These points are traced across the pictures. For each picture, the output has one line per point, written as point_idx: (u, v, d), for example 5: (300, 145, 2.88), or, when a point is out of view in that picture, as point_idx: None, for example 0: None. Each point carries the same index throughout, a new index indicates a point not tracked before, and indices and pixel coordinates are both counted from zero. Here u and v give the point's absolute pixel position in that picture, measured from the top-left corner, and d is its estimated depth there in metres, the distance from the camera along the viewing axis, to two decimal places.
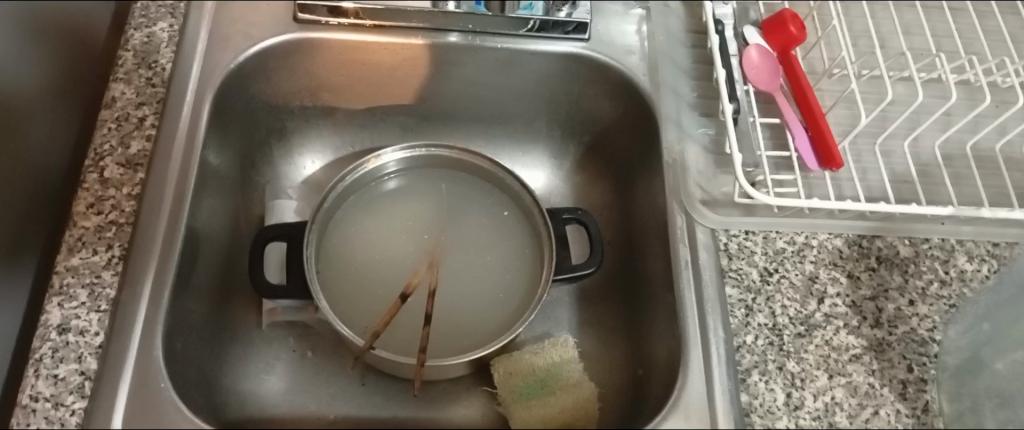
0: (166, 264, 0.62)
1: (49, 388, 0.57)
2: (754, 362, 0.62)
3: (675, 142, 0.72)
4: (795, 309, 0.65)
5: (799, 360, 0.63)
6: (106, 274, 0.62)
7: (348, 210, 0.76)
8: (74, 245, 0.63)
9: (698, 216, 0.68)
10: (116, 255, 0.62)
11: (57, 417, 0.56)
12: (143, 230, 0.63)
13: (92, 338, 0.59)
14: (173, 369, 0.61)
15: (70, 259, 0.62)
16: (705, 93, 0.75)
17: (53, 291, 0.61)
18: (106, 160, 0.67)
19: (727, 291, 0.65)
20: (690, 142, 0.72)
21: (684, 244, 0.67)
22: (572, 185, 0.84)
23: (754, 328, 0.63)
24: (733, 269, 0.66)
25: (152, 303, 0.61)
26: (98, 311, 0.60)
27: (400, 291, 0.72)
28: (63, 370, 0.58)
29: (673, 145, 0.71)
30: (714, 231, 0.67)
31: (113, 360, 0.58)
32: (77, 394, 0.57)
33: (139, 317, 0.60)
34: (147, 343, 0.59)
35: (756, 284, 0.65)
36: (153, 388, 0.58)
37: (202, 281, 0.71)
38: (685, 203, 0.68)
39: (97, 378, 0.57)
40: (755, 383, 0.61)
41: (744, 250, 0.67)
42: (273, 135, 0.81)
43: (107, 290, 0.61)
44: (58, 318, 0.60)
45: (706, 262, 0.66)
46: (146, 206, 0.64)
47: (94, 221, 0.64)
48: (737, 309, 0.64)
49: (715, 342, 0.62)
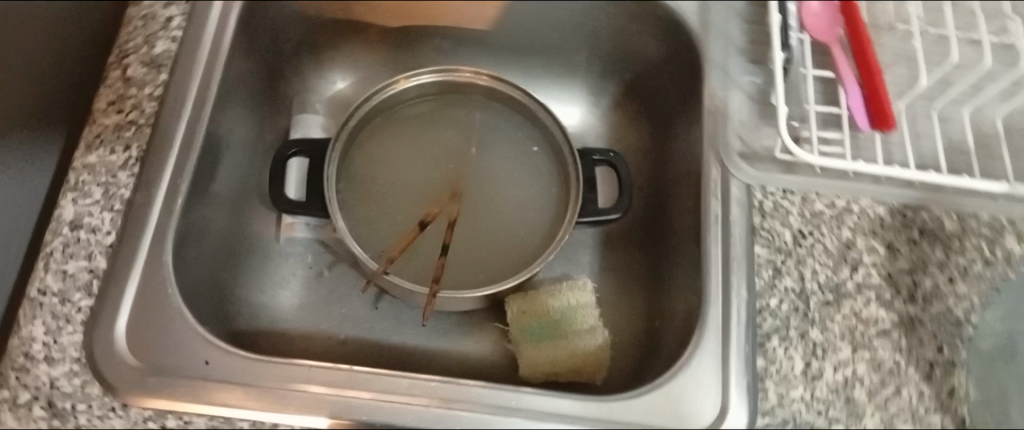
0: (181, 171, 0.62)
1: (58, 284, 0.57)
2: (775, 327, 0.59)
3: (718, 88, 0.67)
4: (826, 275, 0.62)
5: (824, 329, 0.60)
6: (122, 174, 0.60)
7: (375, 130, 0.74)
8: (91, 142, 0.62)
9: (734, 169, 0.64)
10: (133, 156, 0.61)
11: (63, 313, 0.56)
12: (161, 135, 0.62)
13: (103, 238, 0.58)
14: (182, 278, 0.61)
15: (87, 156, 0.61)
16: (756, 39, 0.70)
17: (68, 186, 0.60)
18: (130, 59, 0.65)
19: (755, 251, 0.62)
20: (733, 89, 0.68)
21: (716, 197, 0.64)
22: (607, 124, 0.82)
23: (780, 291, 0.61)
24: (765, 229, 0.62)
25: (166, 209, 0.60)
26: (110, 210, 0.59)
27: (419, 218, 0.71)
28: (73, 266, 0.57)
29: (715, 91, 0.67)
30: (750, 187, 0.64)
31: (123, 262, 0.58)
32: (85, 292, 0.56)
33: (151, 222, 0.59)
34: (157, 250, 0.59)
35: (788, 246, 0.62)
36: (161, 296, 0.58)
37: (221, 191, 0.69)
38: (722, 154, 0.65)
39: (106, 279, 0.57)
40: (774, 348, 0.59)
41: (780, 209, 0.63)
42: (303, 47, 0.79)
43: (121, 191, 0.60)
44: (71, 214, 0.59)
45: (737, 218, 0.63)
46: (167, 111, 0.63)
47: (113, 120, 0.62)
48: (764, 270, 0.61)
49: (736, 301, 0.60)
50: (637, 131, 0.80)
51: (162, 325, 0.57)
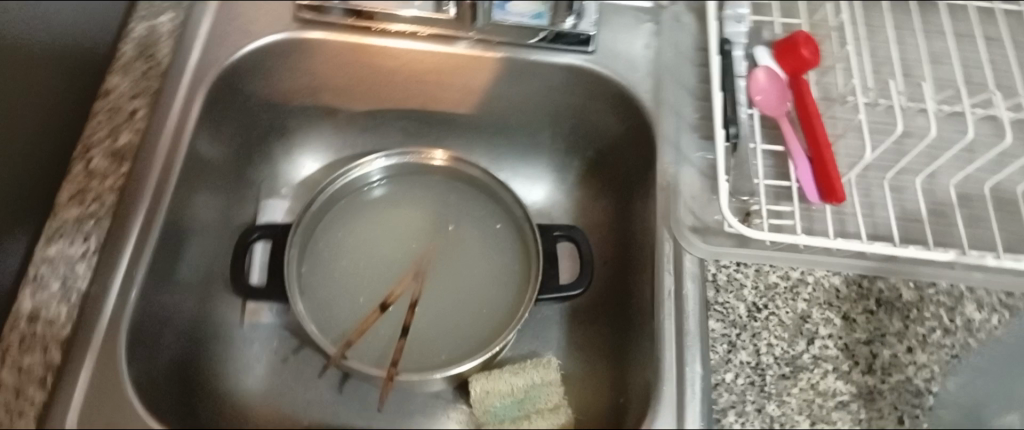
0: (137, 259, 0.62)
1: (13, 378, 0.57)
2: (731, 402, 0.59)
3: (670, 164, 0.69)
4: (782, 347, 0.61)
5: (781, 403, 0.60)
6: (80, 267, 0.62)
7: (339, 214, 0.76)
8: (53, 235, 0.64)
9: (686, 243, 0.65)
10: (92, 248, 0.63)
11: (17, 407, 0.56)
12: (119, 223, 0.63)
13: (59, 330, 0.59)
14: (137, 366, 0.61)
15: (47, 249, 0.63)
16: (708, 115, 0.72)
17: (27, 279, 0.62)
18: (93, 152, 0.68)
19: (709, 325, 0.61)
20: (685, 164, 0.69)
21: (669, 272, 0.64)
22: (572, 200, 0.82)
23: (735, 366, 0.60)
24: (719, 303, 0.62)
25: (121, 295, 0.60)
26: (68, 302, 0.61)
27: (382, 299, 0.71)
28: (28, 360, 0.58)
29: (667, 167, 0.68)
30: (703, 261, 0.64)
31: (76, 352, 0.58)
32: (39, 386, 0.57)
33: (104, 311, 0.60)
34: (110, 338, 0.59)
35: (743, 320, 0.62)
36: (114, 384, 0.57)
37: (185, 276, 0.70)
38: (674, 228, 0.65)
39: (59, 371, 0.58)
40: (730, 424, 0.59)
41: (733, 282, 0.63)
42: (273, 132, 0.81)
43: (79, 283, 0.61)
44: (29, 308, 0.60)
45: (692, 292, 0.63)
46: (127, 198, 0.64)
47: (75, 213, 0.65)
48: (718, 344, 0.61)
49: (692, 379, 0.60)
50: (600, 204, 0.80)
51: (112, 418, 0.56)
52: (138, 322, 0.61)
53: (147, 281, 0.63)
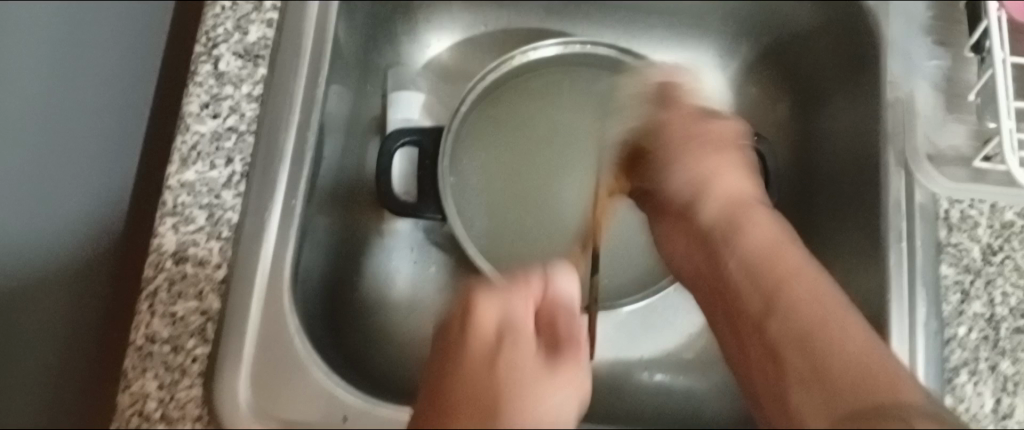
0: (294, 190, 0.54)
1: (167, 329, 0.50)
2: (963, 359, 0.53)
3: (901, 81, 0.60)
4: (1015, 294, 0.53)
5: (1016, 361, 0.52)
6: (226, 194, 0.53)
7: (513, 90, 0.67)
8: (187, 155, 0.54)
9: (922, 177, 0.57)
10: (238, 171, 0.54)
11: (177, 364, 0.49)
12: (267, 143, 0.55)
13: (213, 272, 0.51)
14: (305, 306, 0.55)
15: (183, 172, 0.54)
16: (946, 17, 0.62)
17: (166, 210, 0.53)
18: (220, 48, 0.56)
19: (941, 271, 0.55)
20: (918, 84, 0.60)
21: (897, 210, 0.58)
22: (743, 98, 0.74)
23: (969, 318, 0.54)
24: (952, 245, 0.55)
25: (280, 248, 0.53)
26: (218, 238, 0.52)
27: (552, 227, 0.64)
28: (182, 308, 0.51)
29: (899, 85, 0.60)
30: (937, 198, 0.57)
31: (238, 303, 0.51)
32: (199, 339, 0.50)
33: (265, 257, 0.53)
34: (276, 282, 0.52)
35: (977, 265, 0.54)
36: (284, 348, 0.50)
37: (328, 173, 0.60)
38: (906, 158, 0.58)
39: (221, 321, 0.51)
40: (962, 384, 0.52)
41: (967, 221, 0.56)
42: (398, 9, 0.68)
43: (228, 214, 0.53)
44: (172, 244, 0.52)
45: (921, 235, 0.56)
46: (269, 114, 0.55)
47: (208, 127, 0.55)
48: (949, 294, 0.54)
49: (922, 336, 0.54)
50: (783, 110, 0.72)
51: (291, 370, 0.50)
52: (304, 234, 0.55)
53: (309, 194, 0.56)
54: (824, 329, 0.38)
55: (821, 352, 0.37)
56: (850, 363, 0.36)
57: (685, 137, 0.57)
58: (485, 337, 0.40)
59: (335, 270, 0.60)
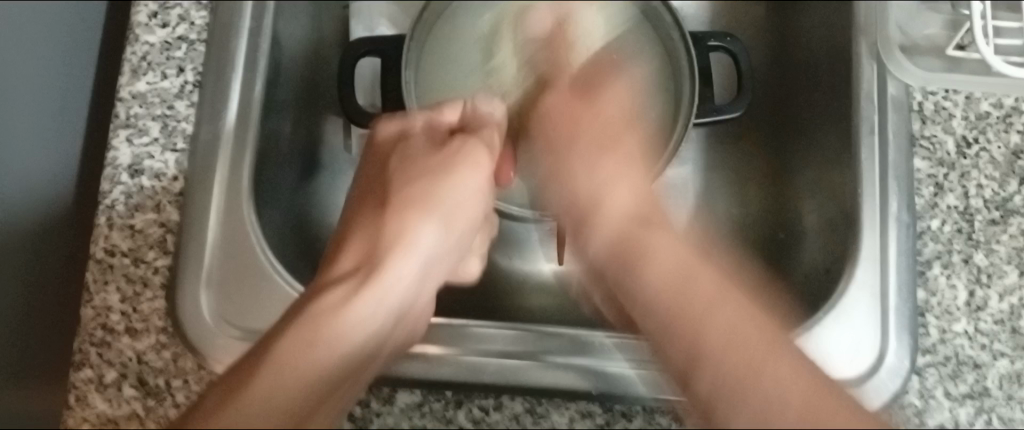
0: (249, 97, 0.53)
1: (127, 242, 0.50)
2: (936, 252, 0.52)
3: None
4: (991, 185, 0.51)
5: (989, 251, 0.50)
6: (180, 105, 0.52)
7: (479, 1, 0.65)
8: (137, 66, 0.53)
9: (895, 67, 0.56)
10: (190, 81, 0.53)
11: (138, 276, 0.49)
12: (219, 51, 0.54)
13: (171, 185, 0.51)
14: (267, 219, 0.54)
15: (135, 84, 0.53)
16: None
17: (120, 122, 0.52)
18: None
19: (914, 165, 0.54)
20: None
21: (869, 102, 0.56)
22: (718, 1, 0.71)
23: (943, 211, 0.52)
24: (927, 137, 0.54)
25: (235, 160, 0.52)
26: (174, 150, 0.51)
27: None
28: (140, 221, 0.50)
29: None
30: (910, 88, 0.55)
31: (195, 215, 0.50)
32: (159, 251, 0.49)
33: (222, 170, 0.51)
34: (235, 193, 0.51)
35: (951, 157, 0.53)
36: (247, 260, 0.50)
37: (287, 86, 0.59)
38: (880, 48, 0.57)
39: (180, 234, 0.50)
40: (935, 277, 0.51)
41: (942, 112, 0.54)
42: None
43: (183, 125, 0.52)
44: (127, 157, 0.51)
45: (894, 126, 0.55)
46: (221, 21, 0.54)
47: (159, 36, 0.54)
48: (924, 186, 0.53)
49: (896, 229, 0.52)
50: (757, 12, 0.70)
51: (254, 283, 0.49)
52: (262, 146, 0.54)
53: (265, 105, 0.54)
54: (699, 282, 0.40)
55: (730, 333, 0.36)
56: (735, 330, 0.37)
57: (584, 114, 0.53)
58: (334, 279, 0.43)
59: (298, 182, 0.59)
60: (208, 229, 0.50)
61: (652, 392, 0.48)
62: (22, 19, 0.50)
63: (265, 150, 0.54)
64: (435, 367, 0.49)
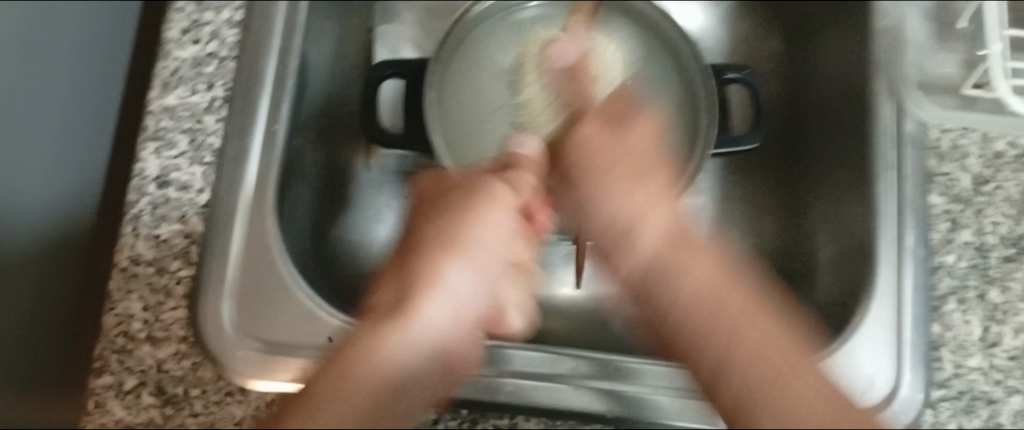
0: (276, 114, 0.54)
1: (151, 252, 0.50)
2: (951, 287, 0.52)
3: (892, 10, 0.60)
4: (1005, 224, 0.52)
5: (1003, 288, 0.51)
6: (208, 119, 0.53)
7: (503, 28, 0.67)
8: (168, 80, 0.54)
9: (912, 105, 0.57)
10: (219, 97, 0.54)
11: (161, 285, 0.50)
12: (248, 68, 0.55)
13: (196, 197, 0.52)
14: (290, 233, 0.55)
15: (166, 98, 0.54)
16: None
17: (149, 135, 0.53)
18: None
19: (930, 200, 0.54)
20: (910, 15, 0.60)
21: (886, 139, 0.56)
22: (736, 34, 0.73)
23: (958, 246, 0.53)
24: (943, 174, 0.55)
25: (261, 175, 0.53)
26: (201, 163, 0.52)
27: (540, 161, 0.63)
28: (165, 231, 0.51)
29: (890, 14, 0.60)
30: (926, 125, 0.56)
31: (221, 226, 0.51)
32: (183, 261, 0.50)
33: (248, 187, 0.52)
34: (260, 208, 0.52)
35: (966, 194, 0.54)
36: (270, 274, 0.50)
37: (312, 105, 0.60)
38: (897, 86, 0.58)
39: (205, 246, 0.51)
40: (950, 312, 0.51)
41: (958, 150, 0.55)
42: None
43: (211, 139, 0.53)
44: (155, 169, 0.52)
45: (910, 164, 0.55)
46: (252, 38, 0.56)
47: (190, 53, 0.55)
48: (938, 222, 0.54)
49: (911, 263, 0.53)
50: (775, 46, 0.71)
51: (275, 296, 0.50)
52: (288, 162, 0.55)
53: (291, 122, 0.55)
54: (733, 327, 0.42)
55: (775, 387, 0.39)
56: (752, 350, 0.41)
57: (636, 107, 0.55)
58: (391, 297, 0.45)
59: (320, 201, 0.60)
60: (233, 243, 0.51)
61: (676, 422, 0.48)
62: (58, 31, 0.51)
63: (290, 166, 0.55)
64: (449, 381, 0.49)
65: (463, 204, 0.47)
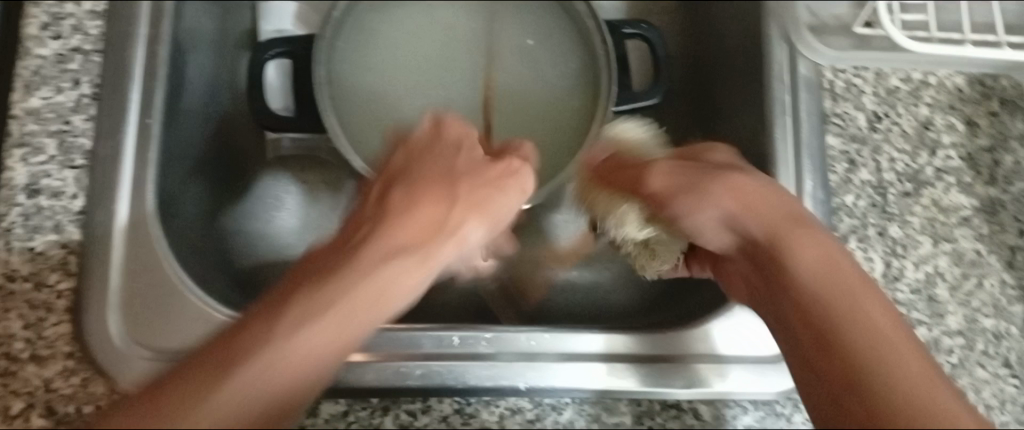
0: (149, 105, 0.51)
1: (26, 266, 0.47)
2: (852, 227, 0.52)
3: None
4: (901, 160, 0.53)
5: (902, 223, 0.52)
6: (77, 119, 0.50)
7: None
8: (30, 81, 0.51)
9: (805, 47, 0.56)
10: (87, 94, 0.51)
11: (41, 301, 0.47)
12: (117, 60, 0.52)
13: (70, 203, 0.48)
14: (177, 229, 0.52)
15: (28, 100, 0.50)
16: None
17: (13, 142, 0.50)
18: None
19: (827, 142, 0.54)
20: None
21: (781, 82, 0.56)
22: None
23: (856, 186, 0.53)
24: (837, 113, 0.54)
25: (139, 176, 0.50)
26: (73, 167, 0.49)
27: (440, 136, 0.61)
28: (40, 243, 0.48)
29: None
30: (820, 67, 0.56)
31: (101, 232, 0.48)
32: (63, 273, 0.47)
33: (124, 191, 0.49)
34: (141, 210, 0.49)
35: (862, 132, 0.54)
36: (158, 276, 0.48)
37: (192, 93, 0.56)
38: (789, 29, 0.57)
39: (84, 255, 0.48)
40: (853, 251, 0.51)
41: (852, 89, 0.55)
42: None
43: (81, 140, 0.50)
44: (23, 177, 0.49)
45: (806, 104, 0.55)
46: (117, 28, 0.53)
47: (50, 49, 0.52)
48: (837, 161, 0.53)
49: (812, 204, 0.52)
50: None
51: (166, 297, 0.48)
52: (167, 156, 0.52)
53: (168, 116, 0.53)
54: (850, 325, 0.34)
55: (868, 358, 0.32)
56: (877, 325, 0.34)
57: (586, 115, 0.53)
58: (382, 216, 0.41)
59: (209, 195, 0.57)
60: (118, 247, 0.48)
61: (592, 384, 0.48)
62: None
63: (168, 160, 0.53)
64: (366, 374, 0.48)
65: (439, 190, 0.44)
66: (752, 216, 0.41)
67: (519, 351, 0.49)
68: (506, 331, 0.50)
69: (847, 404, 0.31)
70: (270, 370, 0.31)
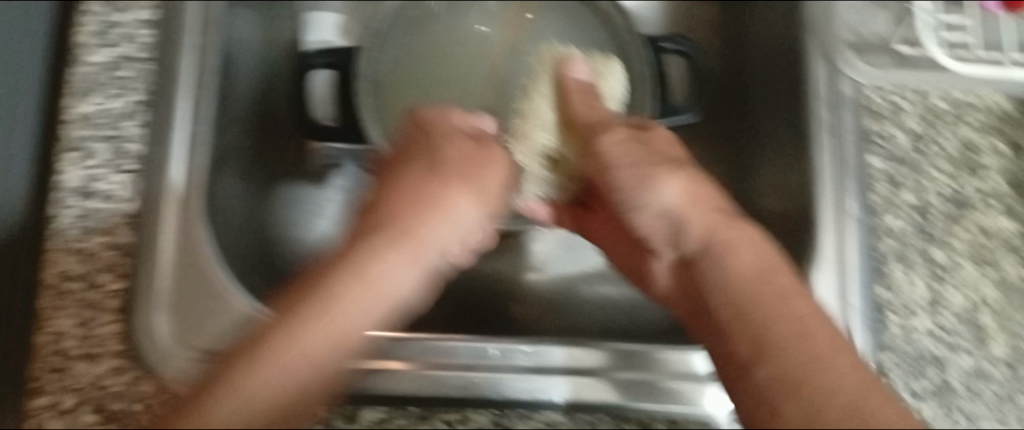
0: (199, 114, 0.53)
1: (79, 266, 0.49)
2: (892, 249, 0.52)
3: None
4: (944, 182, 0.53)
5: (944, 246, 0.51)
6: (129, 125, 0.52)
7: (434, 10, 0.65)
8: (86, 87, 0.53)
9: (846, 66, 0.56)
10: (139, 101, 0.52)
11: (92, 300, 0.48)
12: (168, 69, 0.53)
13: (122, 207, 0.50)
14: (222, 230, 0.53)
15: (82, 105, 0.52)
16: None
17: (68, 145, 0.51)
18: None
19: (868, 162, 0.54)
20: None
21: (822, 100, 0.56)
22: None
23: (898, 207, 0.53)
24: (879, 134, 0.54)
25: (189, 182, 0.51)
26: (125, 171, 0.51)
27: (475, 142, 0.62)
28: (92, 244, 0.49)
29: None
30: (862, 86, 0.55)
31: (151, 236, 0.50)
32: (113, 273, 0.49)
33: (172, 197, 0.50)
34: (189, 216, 0.50)
35: (903, 153, 0.54)
36: (205, 279, 0.49)
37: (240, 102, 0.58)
38: (830, 45, 0.57)
39: (135, 257, 0.49)
40: (892, 273, 0.51)
41: (893, 109, 0.55)
42: None
43: (132, 146, 0.51)
44: (78, 180, 0.51)
45: (846, 123, 0.55)
46: (169, 37, 0.54)
47: (103, 57, 0.53)
48: (877, 182, 0.53)
49: (851, 226, 0.52)
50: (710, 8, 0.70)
51: (213, 301, 0.49)
52: (216, 162, 0.54)
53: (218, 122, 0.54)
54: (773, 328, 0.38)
55: (806, 379, 0.36)
56: (790, 325, 0.38)
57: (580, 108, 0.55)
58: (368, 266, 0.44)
59: (256, 201, 0.59)
60: (165, 252, 0.49)
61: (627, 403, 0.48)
62: None
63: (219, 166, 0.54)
64: (400, 382, 0.49)
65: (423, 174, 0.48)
66: (697, 218, 0.45)
67: (556, 366, 0.50)
68: (544, 344, 0.50)
69: (756, 399, 0.37)
70: (270, 370, 0.37)
